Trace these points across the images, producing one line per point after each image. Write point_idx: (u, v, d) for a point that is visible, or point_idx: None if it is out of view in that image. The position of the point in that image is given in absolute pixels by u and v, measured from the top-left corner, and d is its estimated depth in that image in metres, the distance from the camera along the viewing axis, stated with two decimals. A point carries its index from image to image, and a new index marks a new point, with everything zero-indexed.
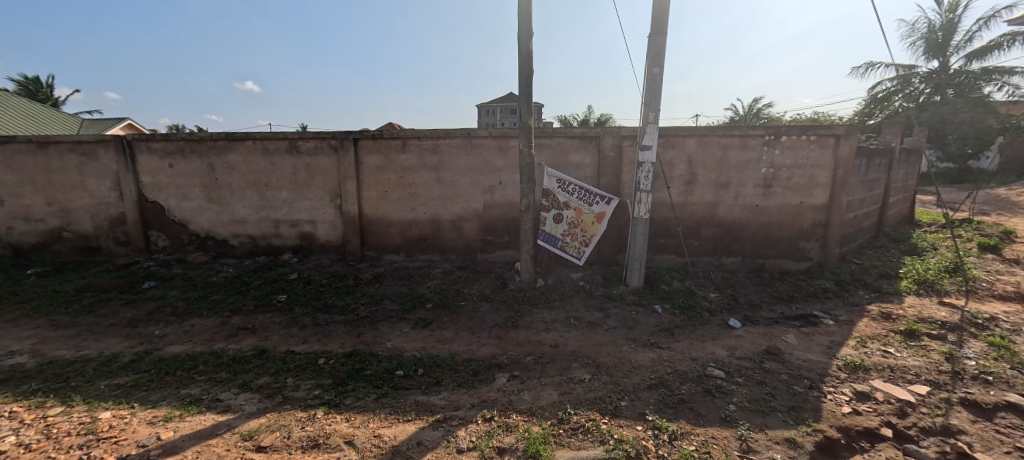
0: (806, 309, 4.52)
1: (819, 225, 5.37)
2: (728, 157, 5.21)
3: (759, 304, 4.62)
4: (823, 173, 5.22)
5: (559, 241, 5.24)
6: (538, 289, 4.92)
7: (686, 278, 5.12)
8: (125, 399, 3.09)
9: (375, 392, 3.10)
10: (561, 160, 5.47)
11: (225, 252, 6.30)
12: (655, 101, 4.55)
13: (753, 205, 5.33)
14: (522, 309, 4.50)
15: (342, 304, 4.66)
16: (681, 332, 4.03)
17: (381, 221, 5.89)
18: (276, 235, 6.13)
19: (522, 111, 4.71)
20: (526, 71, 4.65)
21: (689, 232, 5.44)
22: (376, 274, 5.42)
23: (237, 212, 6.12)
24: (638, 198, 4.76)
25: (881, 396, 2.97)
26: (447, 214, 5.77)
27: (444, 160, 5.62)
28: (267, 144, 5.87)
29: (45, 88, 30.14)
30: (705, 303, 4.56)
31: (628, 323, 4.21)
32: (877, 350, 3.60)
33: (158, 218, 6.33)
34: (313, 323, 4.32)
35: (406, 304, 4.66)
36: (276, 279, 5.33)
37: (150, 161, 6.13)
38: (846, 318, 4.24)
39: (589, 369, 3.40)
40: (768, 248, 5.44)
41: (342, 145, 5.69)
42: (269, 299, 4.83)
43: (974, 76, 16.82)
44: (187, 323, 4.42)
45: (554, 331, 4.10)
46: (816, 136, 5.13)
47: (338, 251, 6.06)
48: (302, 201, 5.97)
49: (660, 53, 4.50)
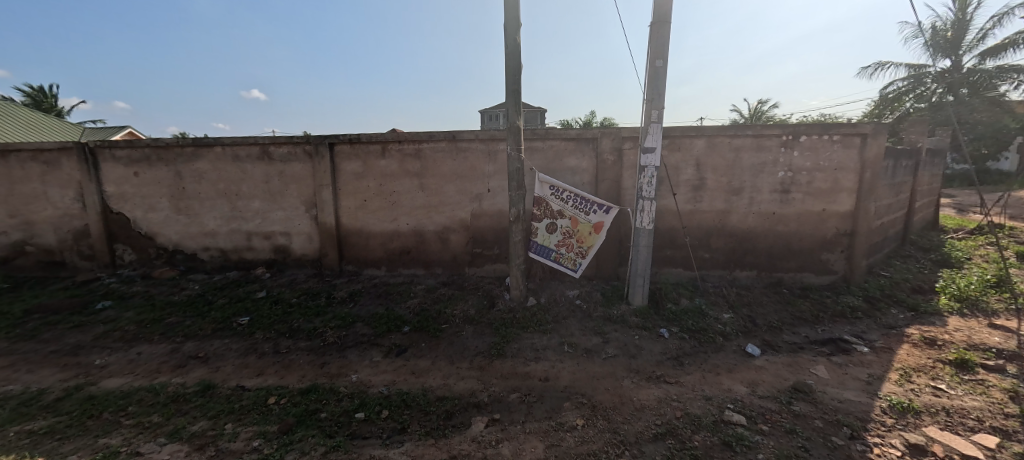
0: (835, 332, 3.96)
1: (844, 234, 4.80)
2: (740, 159, 4.69)
3: (780, 326, 4.06)
4: (848, 177, 4.67)
5: (553, 253, 4.71)
6: (528, 309, 4.39)
7: (696, 296, 4.56)
8: (30, 452, 2.59)
9: (325, 444, 2.58)
10: (555, 164, 4.96)
11: (194, 267, 5.83)
12: (658, 97, 4.05)
13: (769, 212, 4.79)
14: (510, 333, 3.97)
15: (309, 327, 4.16)
16: (691, 362, 3.49)
17: (360, 232, 5.40)
18: (248, 248, 5.66)
19: (510, 112, 4.21)
20: (514, 66, 4.16)
21: (698, 243, 4.91)
22: (352, 291, 4.93)
23: (207, 223, 5.66)
24: (640, 207, 4.23)
25: (941, 451, 2.41)
26: (431, 225, 5.28)
27: (428, 166, 5.14)
28: (238, 150, 5.41)
29: (48, 100, 29.91)
30: (718, 326, 4.00)
31: (629, 350, 3.67)
32: (926, 387, 3.04)
33: (124, 231, 5.89)
34: (274, 351, 3.83)
35: (380, 327, 4.15)
36: (243, 298, 4.84)
37: (115, 170, 5.70)
38: (883, 344, 3.67)
39: (583, 411, 2.86)
40: (787, 260, 4.88)
41: (317, 150, 5.23)
42: (230, 322, 4.33)
43: (988, 75, 15.64)
44: (135, 351, 3.94)
45: (545, 360, 3.57)
46: (839, 135, 4.60)
47: (314, 265, 5.58)
48: (275, 211, 5.50)
49: (663, 44, 4.00)
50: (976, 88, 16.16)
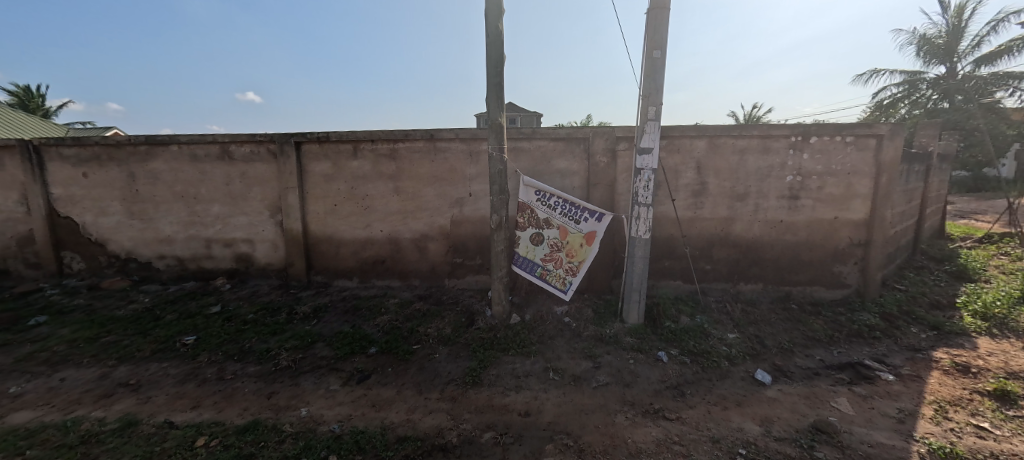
0: (852, 356, 3.54)
1: (857, 245, 4.40)
2: (745, 162, 4.28)
3: (792, 348, 3.63)
4: (862, 182, 4.28)
5: (539, 268, 4.24)
6: (511, 327, 3.93)
7: (697, 313, 4.11)
8: None
9: None
10: (543, 167, 4.53)
11: (149, 276, 5.33)
12: (656, 92, 3.63)
13: (776, 221, 4.37)
14: (489, 356, 3.50)
15: (262, 348, 3.67)
16: (694, 392, 3.04)
17: (329, 239, 4.93)
18: (208, 256, 5.17)
19: (491, 108, 3.78)
20: (495, 56, 3.73)
21: (699, 254, 4.48)
22: (317, 305, 4.44)
23: (163, 229, 5.17)
24: (635, 214, 3.79)
25: None
26: (407, 233, 4.82)
27: (404, 167, 4.69)
28: (196, 149, 4.94)
29: (37, 98, 29.46)
30: (723, 348, 3.56)
31: (623, 377, 3.22)
32: (968, 426, 2.60)
33: (73, 237, 5.37)
34: (217, 377, 3.34)
35: (342, 349, 3.67)
36: (194, 314, 4.34)
37: (62, 170, 5.20)
38: (910, 371, 3.24)
39: (567, 457, 2.39)
40: (796, 272, 4.46)
41: (282, 149, 4.76)
42: (174, 342, 3.82)
43: (983, 80, 15.22)
44: (58, 377, 3.42)
45: (527, 390, 3.11)
46: (853, 137, 4.20)
47: (280, 275, 5.10)
48: (237, 216, 5.02)
49: (661, 33, 3.60)
50: (972, 94, 15.54)
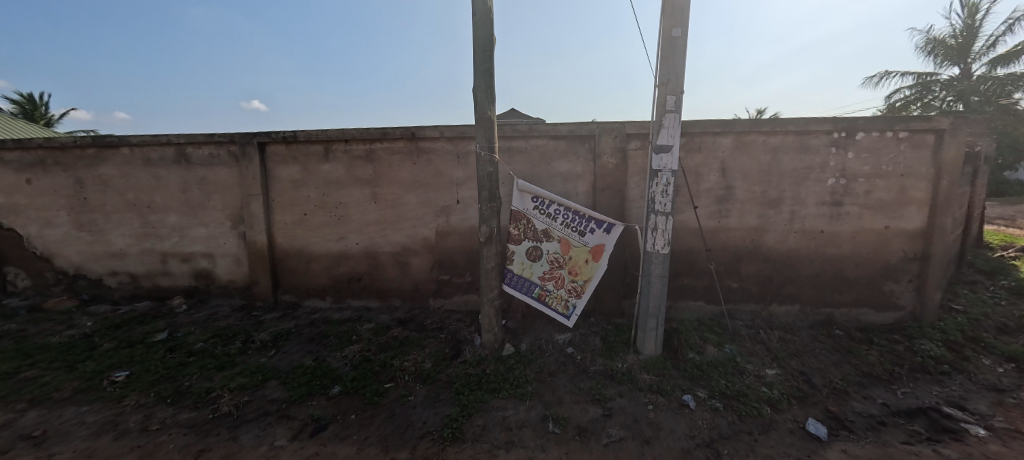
0: (924, 399, 2.86)
1: (912, 260, 3.74)
2: (779, 162, 3.65)
3: (846, 389, 2.96)
4: (917, 185, 3.62)
5: (536, 289, 3.60)
6: (504, 361, 3.30)
7: (725, 342, 3.46)
8: None
9: None
10: (542, 169, 3.91)
11: (100, 295, 4.75)
12: (676, 77, 3.01)
13: (815, 231, 3.73)
14: (475, 400, 2.86)
15: (203, 388, 3.06)
16: (734, 454, 2.37)
17: (299, 253, 4.33)
18: (164, 273, 4.59)
19: (478, 100, 3.16)
20: (483, 38, 3.12)
21: (724, 270, 3.84)
22: (278, 332, 3.84)
23: (115, 242, 4.59)
24: (652, 224, 3.16)
25: None
26: (387, 246, 4.21)
27: (382, 171, 4.09)
28: (149, 152, 4.37)
29: (39, 107, 29.20)
30: (762, 389, 2.90)
31: (642, 431, 2.56)
32: None
33: (16, 251, 4.80)
34: (141, 427, 2.71)
35: (299, 388, 3.05)
36: (135, 343, 3.74)
37: (3, 177, 4.64)
38: (1006, 425, 2.55)
39: None
40: (839, 292, 3.81)
41: (244, 151, 4.18)
42: (102, 380, 3.21)
43: (1000, 81, 14.52)
44: None
45: (521, 447, 2.47)
46: (906, 132, 3.55)
47: (244, 295, 4.50)
48: (197, 227, 4.43)
49: (683, 6, 2.98)
50: (989, 96, 14.73)
